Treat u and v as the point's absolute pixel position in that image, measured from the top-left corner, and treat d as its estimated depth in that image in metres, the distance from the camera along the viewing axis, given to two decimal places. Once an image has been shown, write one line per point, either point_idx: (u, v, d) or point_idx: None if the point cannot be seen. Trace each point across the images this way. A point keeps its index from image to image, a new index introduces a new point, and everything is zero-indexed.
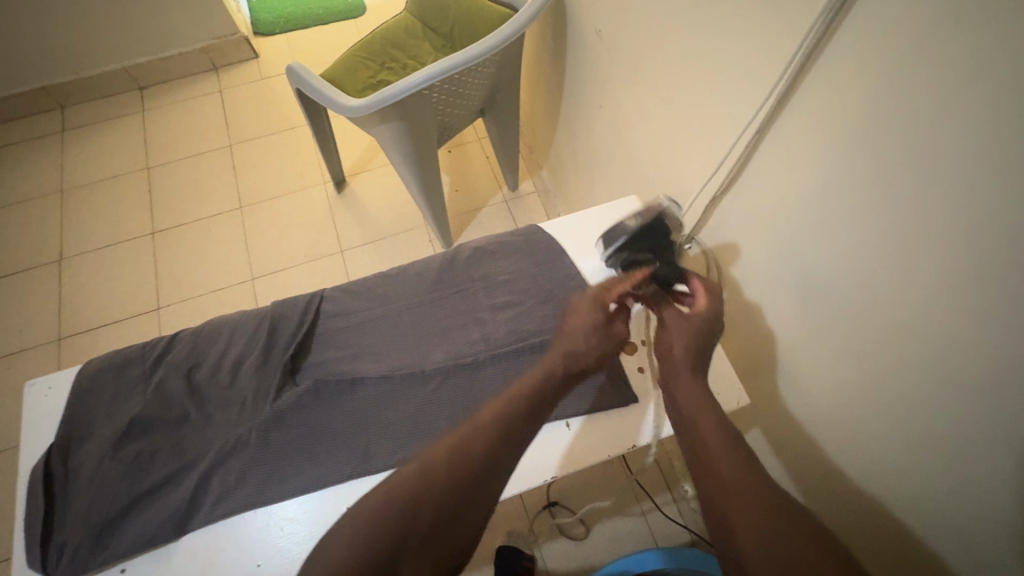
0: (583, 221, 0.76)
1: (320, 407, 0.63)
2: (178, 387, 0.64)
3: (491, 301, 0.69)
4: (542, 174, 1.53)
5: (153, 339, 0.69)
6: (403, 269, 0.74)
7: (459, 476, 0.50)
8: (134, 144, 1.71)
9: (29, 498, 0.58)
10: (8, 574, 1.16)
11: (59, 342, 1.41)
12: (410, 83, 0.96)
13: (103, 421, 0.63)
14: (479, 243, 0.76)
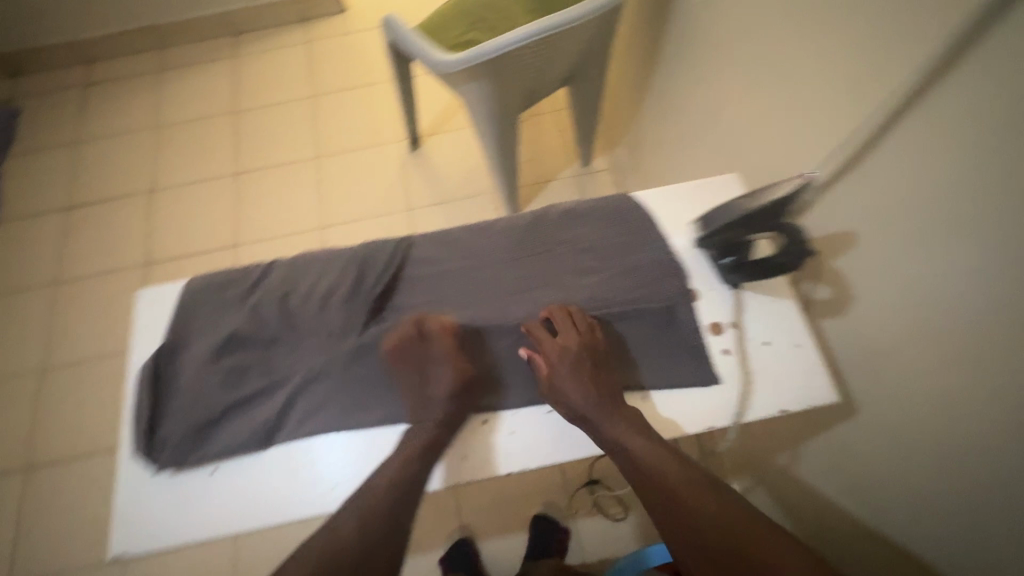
0: (681, 194, 0.72)
1: (402, 347, 0.66)
2: (271, 310, 0.67)
3: (577, 264, 0.69)
4: (618, 151, 1.49)
5: (252, 264, 0.73)
6: (492, 224, 0.74)
7: (377, 538, 0.55)
8: (223, 87, 1.78)
9: (137, 393, 0.64)
10: (95, 466, 1.29)
11: (148, 267, 1.52)
12: (505, 41, 0.98)
13: (204, 332, 0.68)
14: (570, 205, 0.74)
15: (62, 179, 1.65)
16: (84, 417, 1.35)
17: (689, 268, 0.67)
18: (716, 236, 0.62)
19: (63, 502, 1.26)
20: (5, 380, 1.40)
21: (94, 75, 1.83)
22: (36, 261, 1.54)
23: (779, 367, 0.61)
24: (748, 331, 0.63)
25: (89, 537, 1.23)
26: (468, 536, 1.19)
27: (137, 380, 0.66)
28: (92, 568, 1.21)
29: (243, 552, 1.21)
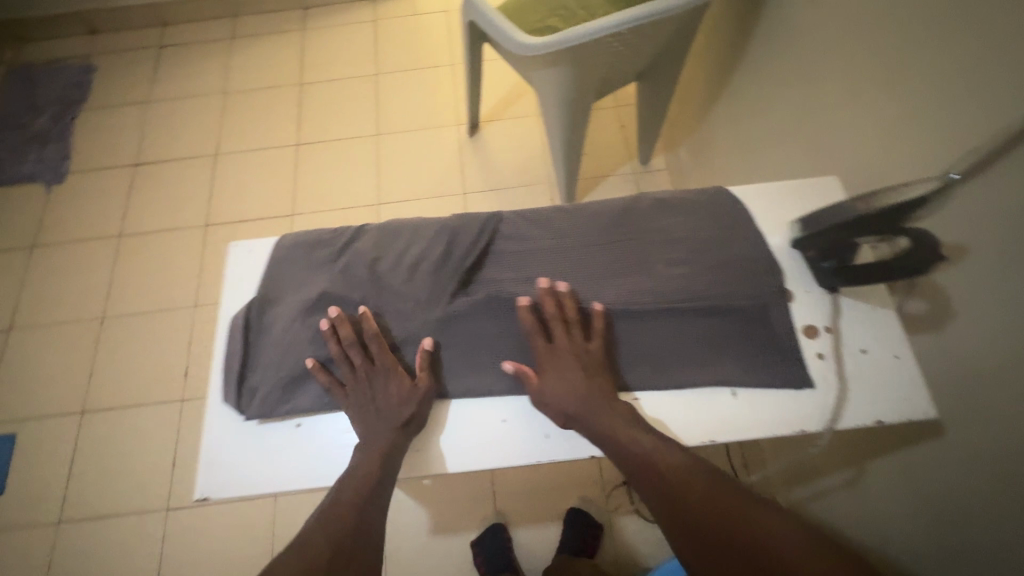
0: (775, 195, 0.72)
1: (489, 321, 0.68)
2: (358, 273, 0.72)
3: (666, 255, 0.69)
4: (680, 152, 1.47)
5: (343, 228, 0.77)
6: (580, 207, 0.75)
7: (360, 524, 0.56)
8: (291, 59, 1.81)
9: (232, 339, 0.70)
10: (147, 415, 1.34)
11: (206, 228, 1.55)
12: (593, 27, 0.96)
13: (295, 290, 0.72)
14: (660, 196, 0.74)
15: (130, 137, 1.70)
16: (138, 368, 1.39)
17: (785, 269, 0.66)
18: (824, 235, 0.59)
19: (114, 447, 1.31)
20: (67, 325, 1.45)
21: (167, 38, 1.87)
22: (102, 214, 1.59)
23: (876, 377, 0.60)
24: (845, 336, 0.62)
25: (135, 483, 1.27)
26: (501, 522, 1.19)
27: (230, 328, 0.71)
28: (136, 514, 1.25)
29: (280, 513, 1.24)
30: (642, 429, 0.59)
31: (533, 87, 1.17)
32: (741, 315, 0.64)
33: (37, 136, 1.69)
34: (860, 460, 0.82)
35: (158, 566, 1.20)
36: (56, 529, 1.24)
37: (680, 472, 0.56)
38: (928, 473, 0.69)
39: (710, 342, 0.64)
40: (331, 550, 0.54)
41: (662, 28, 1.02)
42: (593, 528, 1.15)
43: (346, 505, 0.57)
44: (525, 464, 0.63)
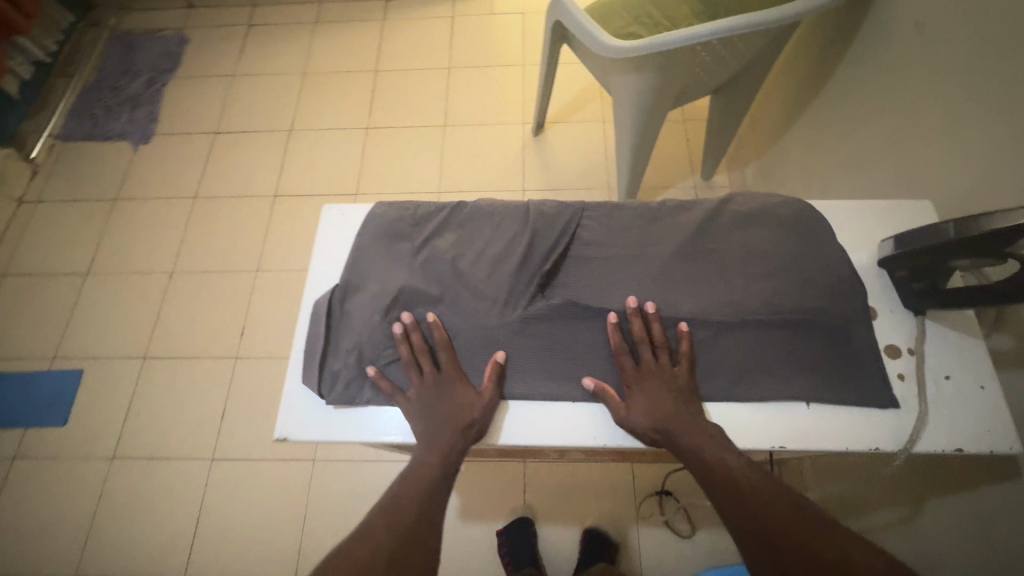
0: (862, 215, 0.71)
1: (566, 323, 0.69)
2: (442, 267, 0.73)
3: (746, 271, 0.69)
4: (746, 171, 1.45)
5: (421, 221, 0.78)
6: (659, 215, 0.76)
7: (423, 514, 0.61)
8: (369, 47, 1.88)
9: (316, 321, 0.72)
10: (202, 368, 1.40)
11: (274, 199, 1.62)
12: (696, 32, 0.95)
13: (376, 279, 0.74)
14: (742, 207, 0.73)
15: (214, 107, 1.80)
16: (198, 323, 1.46)
17: (865, 284, 0.66)
18: (908, 258, 0.59)
19: (168, 395, 1.38)
20: (138, 275, 1.54)
21: (257, 18, 1.97)
22: (180, 176, 1.68)
23: (959, 405, 0.58)
24: (929, 360, 0.61)
25: (184, 431, 1.34)
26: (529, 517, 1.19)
27: (312, 312, 0.73)
28: (183, 459, 1.31)
29: (316, 478, 1.27)
30: (730, 451, 0.59)
31: (610, 91, 1.18)
32: (825, 341, 0.63)
33: (131, 98, 1.81)
34: (919, 497, 0.79)
35: (198, 512, 1.26)
36: (109, 464, 1.31)
37: (755, 502, 0.56)
38: (996, 517, 0.66)
39: (792, 355, 0.63)
40: (393, 533, 0.59)
41: (750, 43, 1.02)
42: (607, 555, 1.13)
43: (412, 493, 0.62)
44: (591, 445, 0.65)
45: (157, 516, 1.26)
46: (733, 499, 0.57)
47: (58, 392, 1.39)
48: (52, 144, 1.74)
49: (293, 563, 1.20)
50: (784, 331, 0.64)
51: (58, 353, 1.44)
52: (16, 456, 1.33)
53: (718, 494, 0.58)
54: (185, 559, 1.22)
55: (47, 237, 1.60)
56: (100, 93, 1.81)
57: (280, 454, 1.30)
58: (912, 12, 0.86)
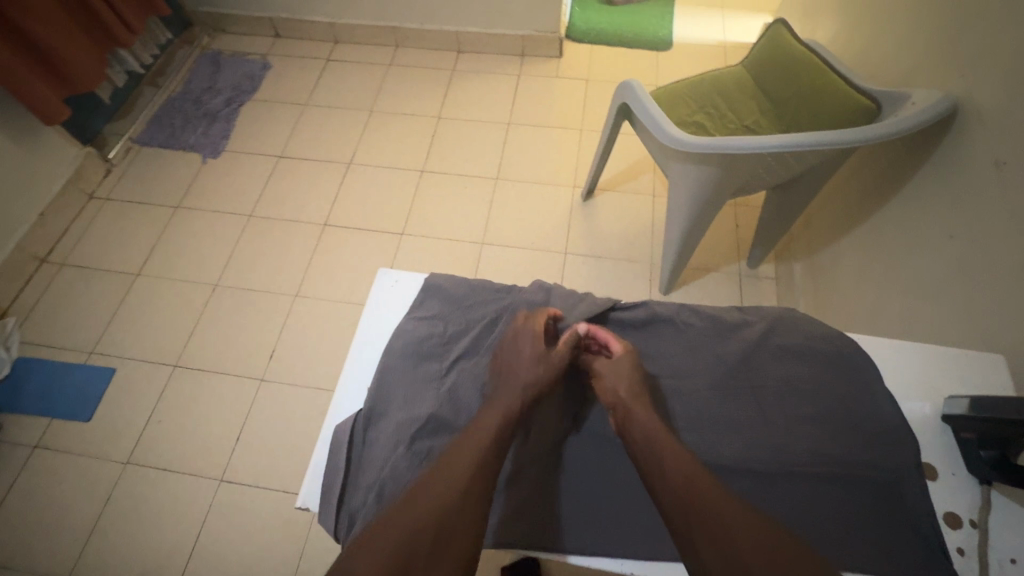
0: (923, 357, 0.64)
1: (599, 463, 0.65)
2: (477, 381, 0.64)
3: (787, 410, 0.63)
4: (795, 266, 1.43)
5: (452, 333, 0.68)
6: (699, 332, 0.70)
7: (472, 494, 0.52)
8: (435, 94, 1.95)
9: (334, 456, 0.60)
10: (228, 385, 1.42)
11: (324, 228, 1.67)
12: (763, 142, 0.97)
13: (401, 406, 0.62)
14: (786, 342, 0.67)
15: (282, 132, 1.89)
16: (232, 340, 1.49)
17: (920, 439, 0.60)
18: (978, 422, 0.55)
19: (192, 407, 1.40)
20: (184, 284, 1.59)
21: (336, 54, 2.09)
22: (240, 193, 1.76)
23: None
24: (993, 541, 0.54)
25: (200, 448, 1.34)
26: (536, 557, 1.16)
27: (330, 441, 0.61)
28: (193, 476, 1.31)
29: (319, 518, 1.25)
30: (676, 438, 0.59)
31: (668, 176, 1.19)
32: (885, 518, 0.56)
33: (209, 114, 1.92)
34: None
35: (198, 532, 1.25)
36: (122, 470, 1.32)
37: (718, 508, 0.51)
38: None
39: (844, 517, 0.57)
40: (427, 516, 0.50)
41: (818, 154, 1.02)
42: None
43: (462, 468, 0.53)
44: (617, 571, 0.60)
45: (158, 529, 1.25)
46: (685, 504, 0.52)
47: (89, 387, 1.43)
48: (129, 147, 1.85)
49: None
50: (840, 494, 0.58)
51: (95, 349, 1.49)
52: (37, 445, 1.35)
53: (672, 498, 0.54)
54: None
55: (107, 233, 1.69)
56: (182, 105, 1.93)
57: (288, 486, 1.29)
58: (991, 151, 0.83)
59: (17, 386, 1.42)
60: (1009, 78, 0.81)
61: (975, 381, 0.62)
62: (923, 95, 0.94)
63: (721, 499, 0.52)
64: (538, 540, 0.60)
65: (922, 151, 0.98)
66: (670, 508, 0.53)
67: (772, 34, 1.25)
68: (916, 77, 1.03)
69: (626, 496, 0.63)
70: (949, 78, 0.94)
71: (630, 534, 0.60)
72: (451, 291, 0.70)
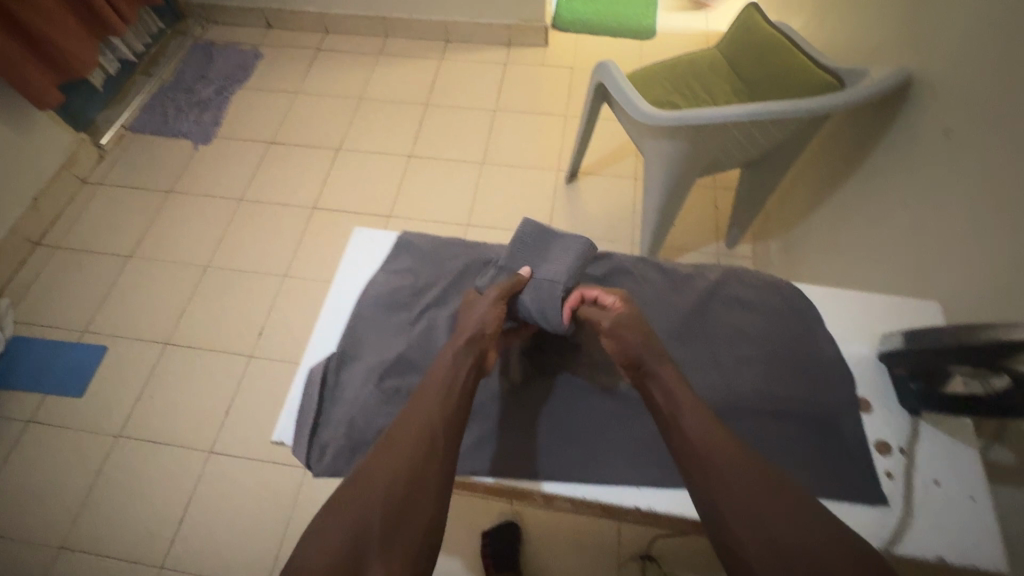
0: (860, 303, 0.69)
1: (560, 403, 0.72)
2: (442, 334, 0.67)
3: (735, 352, 0.67)
4: (771, 244, 1.47)
5: (422, 285, 0.71)
6: (656, 283, 0.73)
7: (424, 482, 0.55)
8: (423, 82, 1.99)
9: (307, 394, 0.64)
10: (218, 361, 1.46)
11: (312, 211, 1.71)
12: (725, 113, 1.01)
13: (373, 349, 0.67)
14: (737, 292, 0.72)
15: (272, 119, 1.92)
16: (222, 318, 1.52)
17: (856, 376, 0.65)
18: (909, 353, 0.59)
19: (183, 383, 1.43)
20: (175, 266, 1.62)
21: (326, 43, 2.13)
22: (230, 178, 1.79)
23: (949, 513, 0.56)
24: (919, 465, 0.59)
25: (190, 422, 1.38)
26: (515, 521, 1.19)
27: (304, 381, 0.65)
28: (183, 448, 1.34)
29: (305, 487, 1.28)
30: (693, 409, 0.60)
31: (643, 153, 1.23)
32: (821, 446, 0.61)
33: (201, 103, 1.96)
34: None
35: (188, 501, 1.28)
36: (114, 442, 1.36)
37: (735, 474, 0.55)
38: None
39: (784, 449, 0.61)
40: (379, 494, 0.54)
41: (783, 126, 1.06)
42: None
43: (410, 454, 0.56)
44: (579, 496, 0.66)
45: (150, 499, 1.29)
46: (705, 470, 0.56)
47: (82, 364, 1.46)
48: (122, 134, 1.88)
49: (269, 568, 1.20)
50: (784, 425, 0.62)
51: (88, 328, 1.52)
52: (30, 420, 1.39)
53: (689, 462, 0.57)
54: (167, 549, 1.23)
55: (100, 217, 1.72)
56: (174, 94, 1.96)
57: (276, 456, 1.33)
58: (941, 119, 0.88)
59: (11, 363, 1.46)
60: (955, 50, 0.86)
61: (907, 323, 0.66)
62: (880, 70, 0.99)
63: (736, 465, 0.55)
64: (501, 470, 0.67)
65: (882, 124, 1.02)
66: (700, 493, 0.56)
67: (743, 17, 1.30)
68: (877, 54, 1.08)
69: (585, 436, 0.69)
70: (906, 52, 0.98)
71: (586, 466, 0.67)
72: (422, 246, 0.75)
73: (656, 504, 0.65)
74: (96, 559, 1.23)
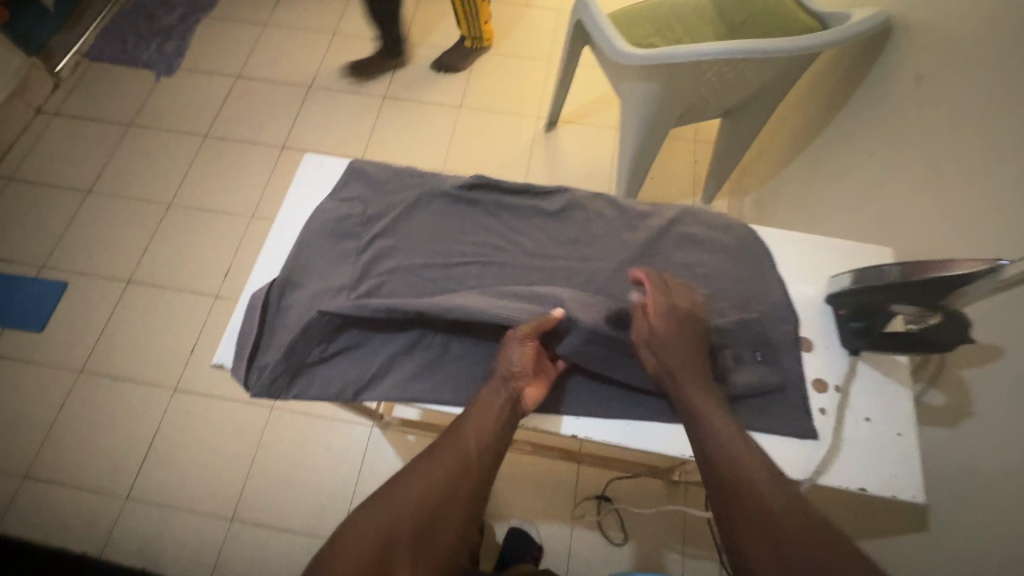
0: (806, 247, 0.71)
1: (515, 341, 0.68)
2: (390, 267, 0.67)
3: (684, 289, 0.67)
4: (745, 200, 1.45)
5: (370, 215, 0.70)
6: (614, 219, 0.73)
7: (455, 503, 0.57)
8: (402, 18, 1.89)
9: (247, 317, 0.63)
10: (182, 300, 1.43)
11: (281, 150, 1.65)
12: (699, 51, 0.97)
13: (317, 276, 0.66)
14: (690, 230, 0.72)
15: (239, 51, 1.82)
16: (186, 257, 1.49)
17: (801, 315, 0.67)
18: (855, 294, 0.61)
19: (146, 320, 1.41)
20: (137, 202, 1.57)
21: None
22: (196, 112, 1.71)
23: (873, 446, 0.59)
24: (852, 404, 0.62)
25: (155, 359, 1.37)
26: None
27: (248, 304, 0.65)
28: (147, 386, 1.34)
29: (271, 425, 1.30)
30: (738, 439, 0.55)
31: (620, 96, 1.19)
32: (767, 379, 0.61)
33: (163, 30, 1.84)
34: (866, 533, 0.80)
35: (153, 435, 1.29)
36: (77, 377, 1.34)
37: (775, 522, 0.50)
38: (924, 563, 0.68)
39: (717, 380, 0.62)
40: (416, 505, 0.56)
41: (762, 68, 1.03)
42: (534, 552, 1.12)
43: (446, 472, 0.58)
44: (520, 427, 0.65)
45: (115, 432, 1.29)
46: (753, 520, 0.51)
47: (42, 299, 1.43)
48: (79, 61, 1.77)
49: (235, 501, 1.23)
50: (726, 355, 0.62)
51: (47, 263, 1.48)
52: None
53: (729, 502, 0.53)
54: (133, 480, 1.25)
55: (58, 149, 1.64)
56: (134, 20, 1.84)
57: (241, 396, 1.33)
58: (916, 66, 0.86)
59: None
60: None
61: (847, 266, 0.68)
62: (861, 13, 0.96)
63: (783, 504, 0.51)
64: (436, 397, 0.63)
65: (861, 72, 1.00)
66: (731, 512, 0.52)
67: None
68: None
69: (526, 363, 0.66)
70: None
71: None
72: (374, 176, 0.73)
73: (594, 435, 0.64)
74: (61, 489, 1.24)
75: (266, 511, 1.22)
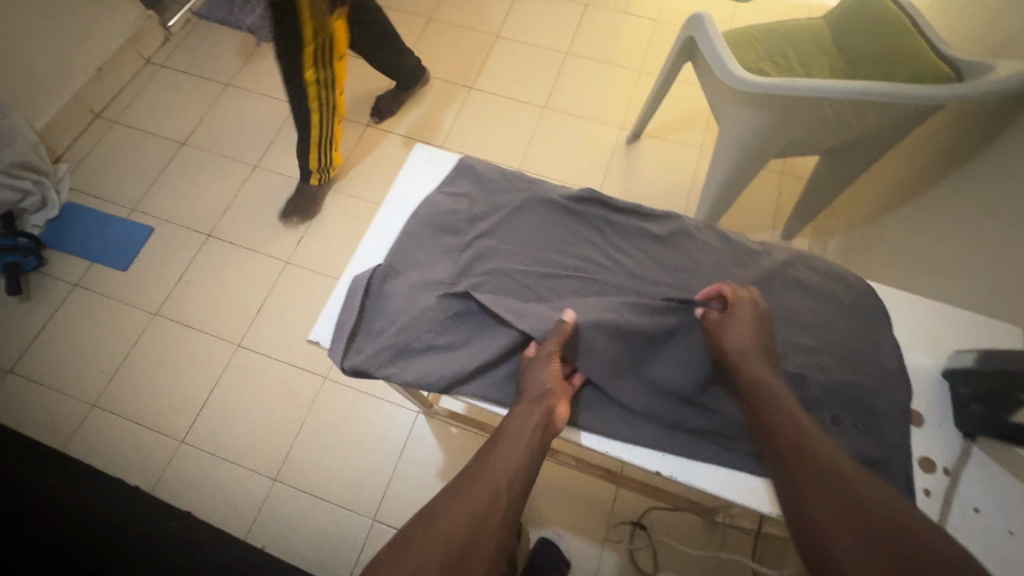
0: (924, 315, 0.70)
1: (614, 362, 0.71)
2: (491, 265, 0.69)
3: (790, 337, 0.66)
4: (830, 243, 1.38)
5: (476, 213, 0.72)
6: (720, 252, 0.73)
7: (487, 533, 0.55)
8: (497, 11, 1.89)
9: (349, 297, 0.67)
10: (254, 260, 1.49)
11: (365, 127, 1.68)
12: (820, 87, 0.93)
13: (419, 266, 0.69)
14: (801, 275, 0.71)
15: None
16: (263, 219, 1.54)
17: (916, 387, 0.65)
18: (984, 375, 0.59)
19: (219, 274, 1.47)
20: (224, 160, 1.63)
21: None
22: None
23: (981, 541, 0.57)
24: (962, 491, 0.60)
25: (223, 313, 1.42)
26: None
27: (349, 286, 0.69)
28: (212, 337, 1.40)
29: (322, 395, 1.33)
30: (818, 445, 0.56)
31: (720, 120, 1.15)
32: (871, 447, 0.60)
33: None
34: None
35: (213, 385, 1.35)
36: (150, 319, 1.42)
37: (837, 474, 0.52)
38: None
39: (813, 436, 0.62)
40: (446, 538, 0.54)
41: (882, 111, 0.97)
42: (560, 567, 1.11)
43: (475, 503, 0.57)
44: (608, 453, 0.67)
45: (179, 376, 1.36)
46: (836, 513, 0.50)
47: (128, 239, 1.51)
48: (188, 19, 1.85)
49: (280, 461, 1.27)
50: (830, 414, 0.62)
51: (138, 206, 1.56)
52: (77, 283, 1.45)
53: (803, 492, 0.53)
54: (189, 425, 1.31)
55: (160, 100, 1.73)
56: None
57: (298, 361, 1.37)
58: None
59: (65, 226, 1.52)
60: None
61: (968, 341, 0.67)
62: (1006, 66, 0.89)
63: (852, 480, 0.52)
64: None
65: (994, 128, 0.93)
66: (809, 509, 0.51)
67: None
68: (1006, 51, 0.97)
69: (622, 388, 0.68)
70: None
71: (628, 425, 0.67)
72: (481, 174, 0.76)
73: (679, 475, 0.66)
74: (124, 422, 1.31)
75: (308, 476, 1.25)
